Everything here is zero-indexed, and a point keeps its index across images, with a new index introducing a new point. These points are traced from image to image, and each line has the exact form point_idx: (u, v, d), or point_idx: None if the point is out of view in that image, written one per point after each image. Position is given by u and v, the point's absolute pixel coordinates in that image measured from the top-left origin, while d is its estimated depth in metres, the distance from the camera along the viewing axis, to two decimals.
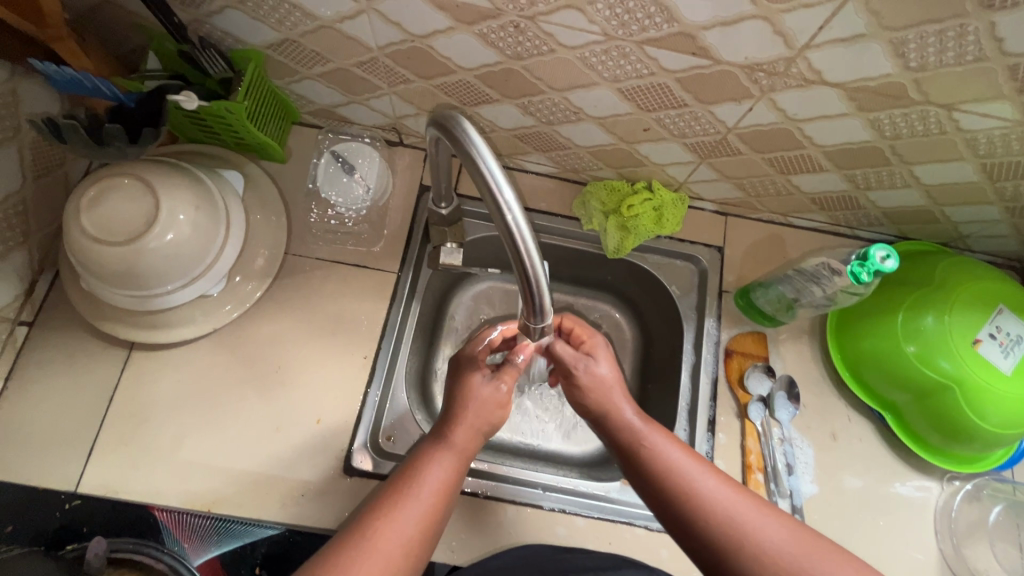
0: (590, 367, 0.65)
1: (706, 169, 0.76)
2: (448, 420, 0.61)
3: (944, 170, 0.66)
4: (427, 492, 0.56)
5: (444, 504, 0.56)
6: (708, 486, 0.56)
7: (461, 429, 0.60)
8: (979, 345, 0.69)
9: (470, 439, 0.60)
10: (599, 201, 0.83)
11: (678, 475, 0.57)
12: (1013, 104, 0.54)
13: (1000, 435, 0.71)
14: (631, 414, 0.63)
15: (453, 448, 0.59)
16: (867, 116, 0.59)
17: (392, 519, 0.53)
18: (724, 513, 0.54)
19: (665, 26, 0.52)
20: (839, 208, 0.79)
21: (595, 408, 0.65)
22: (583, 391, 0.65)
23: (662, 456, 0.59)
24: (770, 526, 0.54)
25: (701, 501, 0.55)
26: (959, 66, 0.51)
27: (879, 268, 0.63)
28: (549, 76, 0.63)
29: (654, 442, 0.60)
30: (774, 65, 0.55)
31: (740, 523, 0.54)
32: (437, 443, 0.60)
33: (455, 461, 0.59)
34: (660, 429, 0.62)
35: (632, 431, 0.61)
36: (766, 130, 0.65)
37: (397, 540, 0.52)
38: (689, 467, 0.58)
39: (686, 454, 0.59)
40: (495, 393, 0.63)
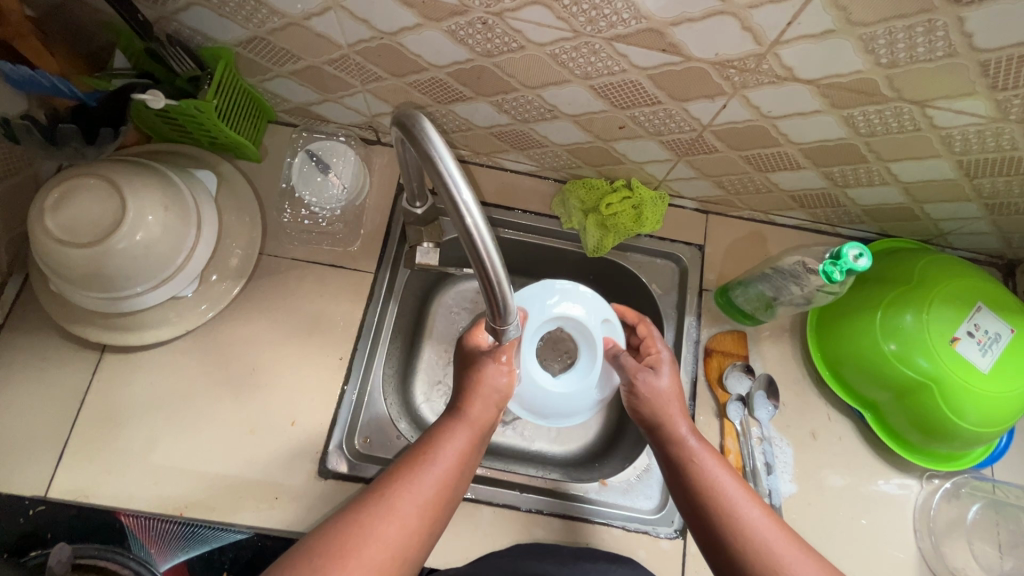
0: (651, 377, 0.67)
1: (684, 167, 0.75)
2: (464, 393, 0.62)
3: (921, 168, 0.66)
4: (442, 460, 0.56)
5: (458, 478, 0.56)
6: (748, 513, 0.56)
7: (476, 402, 0.61)
8: (957, 343, 0.69)
9: (484, 408, 0.61)
10: (578, 199, 0.82)
11: (722, 494, 0.58)
12: (986, 100, 0.53)
13: (979, 433, 0.70)
14: (687, 434, 0.63)
15: (470, 422, 0.60)
16: (841, 112, 0.58)
17: (410, 483, 0.53)
18: (758, 540, 0.54)
19: (633, 22, 0.51)
20: (820, 206, 0.79)
21: (650, 418, 0.65)
22: (646, 398, 0.66)
23: (709, 475, 0.59)
24: (805, 567, 0.53)
25: (738, 526, 0.55)
26: (930, 62, 0.50)
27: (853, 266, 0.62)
28: (521, 73, 0.62)
29: (705, 462, 0.60)
30: (745, 62, 0.54)
31: (776, 556, 0.53)
32: (453, 417, 0.60)
33: (471, 434, 0.59)
34: (714, 453, 0.62)
35: (687, 447, 0.62)
36: (741, 127, 0.64)
37: (414, 503, 0.52)
38: (732, 488, 0.58)
39: (737, 482, 0.59)
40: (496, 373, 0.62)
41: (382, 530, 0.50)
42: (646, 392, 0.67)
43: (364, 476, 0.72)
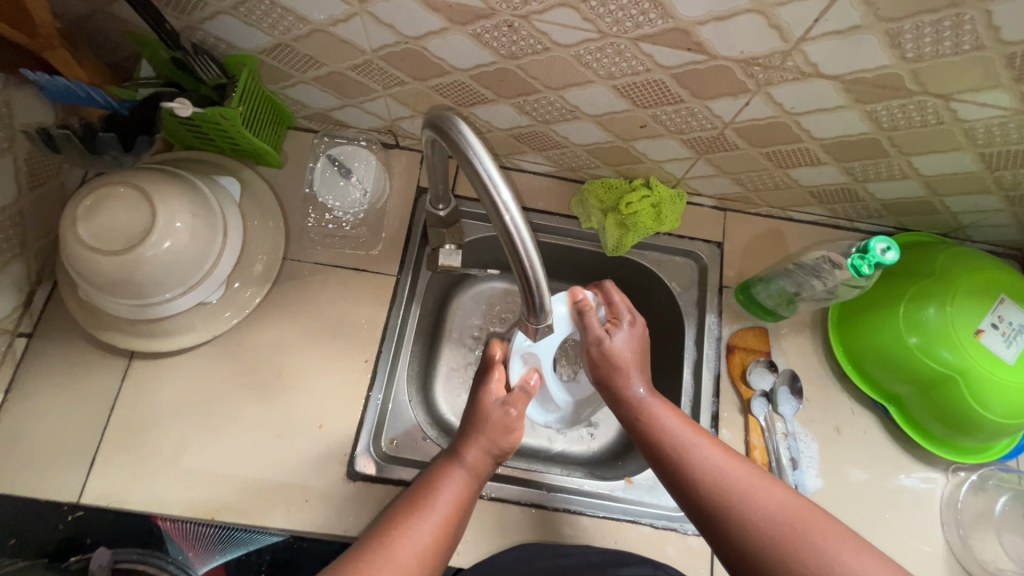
0: (603, 339, 0.66)
1: (704, 165, 0.76)
2: (463, 438, 0.62)
3: (942, 161, 0.66)
4: (439, 508, 0.57)
5: (457, 522, 0.57)
6: (700, 449, 0.59)
7: (474, 450, 0.61)
8: (981, 335, 0.69)
9: (483, 458, 0.61)
10: (597, 199, 0.82)
11: (672, 436, 0.61)
12: (1010, 92, 0.54)
13: (1005, 424, 0.70)
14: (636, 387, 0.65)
15: (467, 468, 0.60)
16: (865, 108, 0.59)
17: (408, 530, 0.54)
18: (711, 472, 0.57)
19: (660, 22, 0.52)
20: (838, 201, 0.79)
21: (603, 380, 0.67)
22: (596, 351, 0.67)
23: (663, 425, 0.62)
24: (760, 490, 0.55)
25: (689, 462, 0.58)
26: (956, 56, 0.50)
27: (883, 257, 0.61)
28: (545, 74, 0.63)
29: (655, 411, 0.63)
30: (770, 59, 0.54)
31: (728, 483, 0.56)
32: (449, 462, 0.61)
33: (468, 481, 0.60)
34: (663, 402, 0.64)
35: (635, 400, 0.64)
36: (764, 124, 0.64)
37: (414, 550, 0.53)
38: (683, 432, 0.61)
39: (686, 425, 0.62)
40: (503, 417, 0.63)
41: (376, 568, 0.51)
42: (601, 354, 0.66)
43: (392, 477, 0.72)
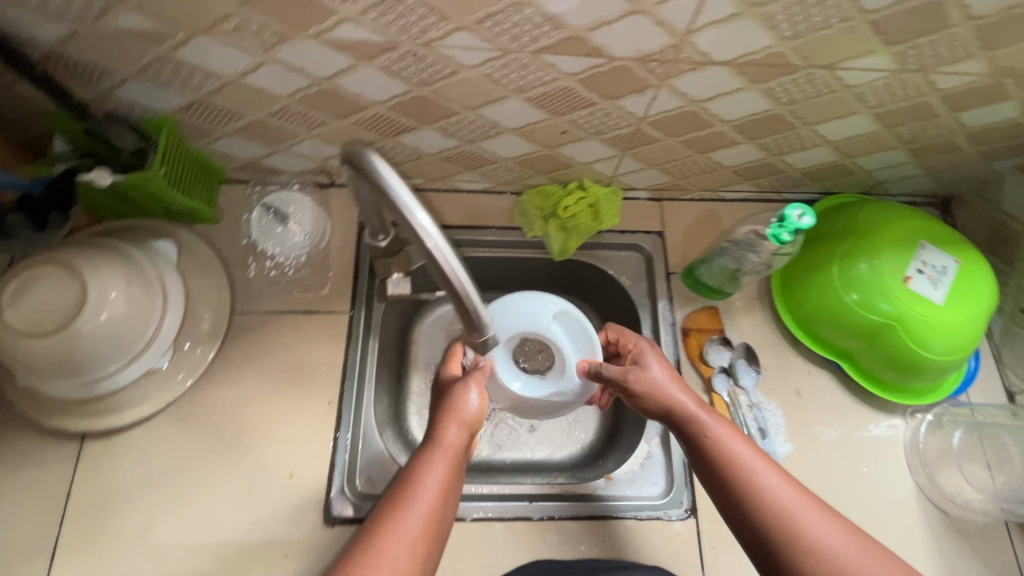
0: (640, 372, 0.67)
1: (630, 160, 0.79)
2: (436, 422, 0.63)
3: (844, 125, 0.70)
4: (423, 494, 0.56)
5: (445, 504, 0.57)
6: (765, 479, 0.57)
7: (449, 428, 0.61)
8: (910, 282, 0.73)
9: (457, 435, 0.61)
10: (536, 207, 0.86)
11: (734, 462, 0.59)
12: (885, 55, 0.58)
13: (947, 361, 0.74)
14: (696, 411, 0.63)
15: (445, 449, 0.60)
16: (761, 87, 0.62)
17: (394, 524, 0.54)
18: (777, 505, 0.55)
19: (554, 33, 0.54)
20: (762, 175, 0.83)
21: (657, 407, 0.65)
22: (641, 389, 0.66)
23: (725, 448, 0.60)
24: (822, 525, 0.54)
25: (755, 490, 0.56)
26: (828, 29, 0.54)
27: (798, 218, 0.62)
28: (459, 96, 0.65)
29: (717, 433, 0.61)
30: (664, 54, 0.57)
31: (795, 520, 0.54)
32: (428, 447, 0.60)
33: (449, 460, 0.59)
34: (726, 424, 0.62)
35: (696, 421, 0.62)
36: (674, 114, 0.68)
37: (402, 543, 0.53)
38: (748, 459, 0.59)
39: (751, 449, 0.60)
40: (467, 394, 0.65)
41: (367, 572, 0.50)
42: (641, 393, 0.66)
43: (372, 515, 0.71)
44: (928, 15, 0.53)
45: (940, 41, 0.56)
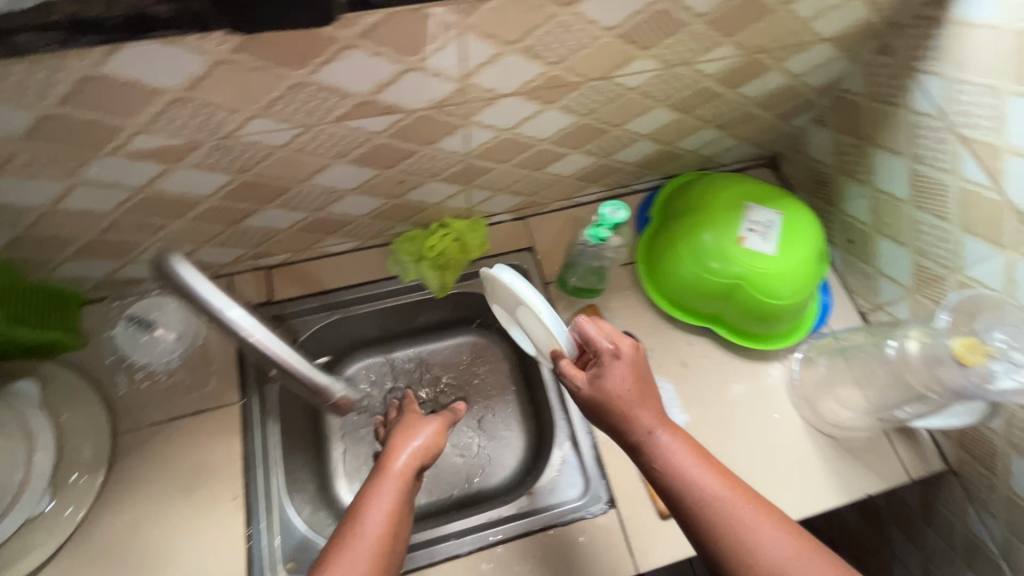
0: (595, 381, 0.61)
1: (477, 191, 0.83)
2: (387, 455, 0.66)
3: (648, 120, 0.78)
4: (370, 524, 0.56)
5: (395, 530, 0.57)
6: (718, 498, 0.56)
7: (399, 458, 0.64)
8: (745, 242, 0.81)
9: (410, 464, 0.64)
10: (406, 253, 0.88)
11: (690, 483, 0.57)
12: (648, 58, 0.65)
13: (797, 302, 0.82)
14: (655, 429, 0.60)
15: (393, 477, 0.62)
16: (557, 105, 0.69)
17: (338, 562, 0.53)
18: (729, 526, 0.55)
19: (345, 101, 0.58)
20: (604, 175, 0.90)
21: (611, 420, 0.61)
22: (595, 398, 0.61)
23: (680, 469, 0.58)
24: (771, 542, 0.54)
25: (709, 510, 0.56)
26: (586, 48, 0.61)
27: (613, 222, 0.64)
28: (284, 172, 0.67)
29: (671, 453, 0.59)
30: (455, 98, 0.62)
31: (745, 540, 0.54)
32: (377, 478, 0.62)
33: (398, 486, 0.61)
34: (683, 442, 0.60)
35: (652, 440, 0.60)
36: (494, 144, 0.73)
37: None
38: (703, 478, 0.57)
39: (707, 469, 0.58)
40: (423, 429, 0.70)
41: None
42: (592, 396, 0.61)
43: None
44: (663, 21, 0.60)
45: (685, 38, 0.64)
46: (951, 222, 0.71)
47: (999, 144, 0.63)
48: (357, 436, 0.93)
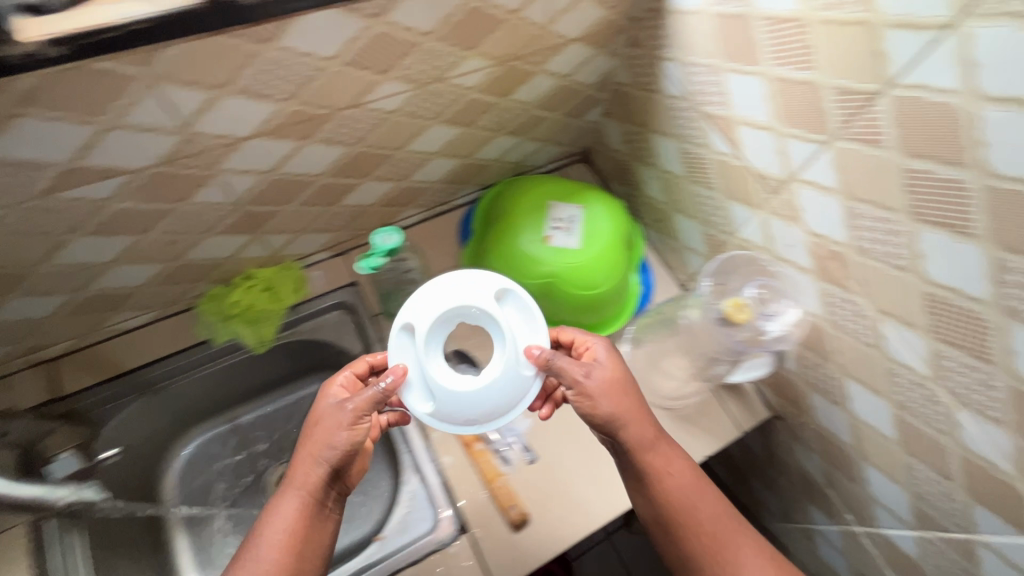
0: (592, 372, 0.63)
1: (275, 236, 0.79)
2: (297, 457, 0.63)
3: (429, 137, 0.77)
4: (271, 536, 0.61)
5: (297, 539, 0.61)
6: (700, 503, 0.65)
7: (303, 466, 0.62)
8: (551, 240, 0.84)
9: (309, 471, 0.61)
10: (213, 312, 0.82)
11: (669, 488, 0.65)
12: (393, 80, 0.64)
13: (614, 286, 0.85)
14: (647, 428, 0.64)
15: (295, 488, 0.62)
16: (316, 139, 0.66)
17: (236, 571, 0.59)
18: (699, 526, 0.64)
19: (43, 172, 0.53)
20: (413, 196, 0.89)
21: (605, 422, 0.63)
22: (592, 400, 0.62)
23: (664, 468, 0.65)
24: (744, 553, 0.62)
25: (684, 509, 0.64)
26: (316, 81, 0.59)
27: (387, 248, 0.63)
28: (9, 257, 0.60)
29: (661, 449, 0.65)
30: (185, 150, 0.58)
31: (713, 538, 0.63)
32: (285, 487, 0.62)
33: (298, 499, 0.61)
34: (666, 444, 0.66)
35: (642, 441, 0.64)
36: (264, 188, 0.69)
37: None
38: (685, 484, 0.65)
39: (687, 470, 0.66)
40: (336, 416, 0.61)
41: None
42: (580, 394, 0.63)
43: None
44: (389, 44, 0.59)
45: (424, 56, 0.64)
46: (718, 190, 0.77)
47: (731, 115, 0.68)
48: (199, 520, 0.91)
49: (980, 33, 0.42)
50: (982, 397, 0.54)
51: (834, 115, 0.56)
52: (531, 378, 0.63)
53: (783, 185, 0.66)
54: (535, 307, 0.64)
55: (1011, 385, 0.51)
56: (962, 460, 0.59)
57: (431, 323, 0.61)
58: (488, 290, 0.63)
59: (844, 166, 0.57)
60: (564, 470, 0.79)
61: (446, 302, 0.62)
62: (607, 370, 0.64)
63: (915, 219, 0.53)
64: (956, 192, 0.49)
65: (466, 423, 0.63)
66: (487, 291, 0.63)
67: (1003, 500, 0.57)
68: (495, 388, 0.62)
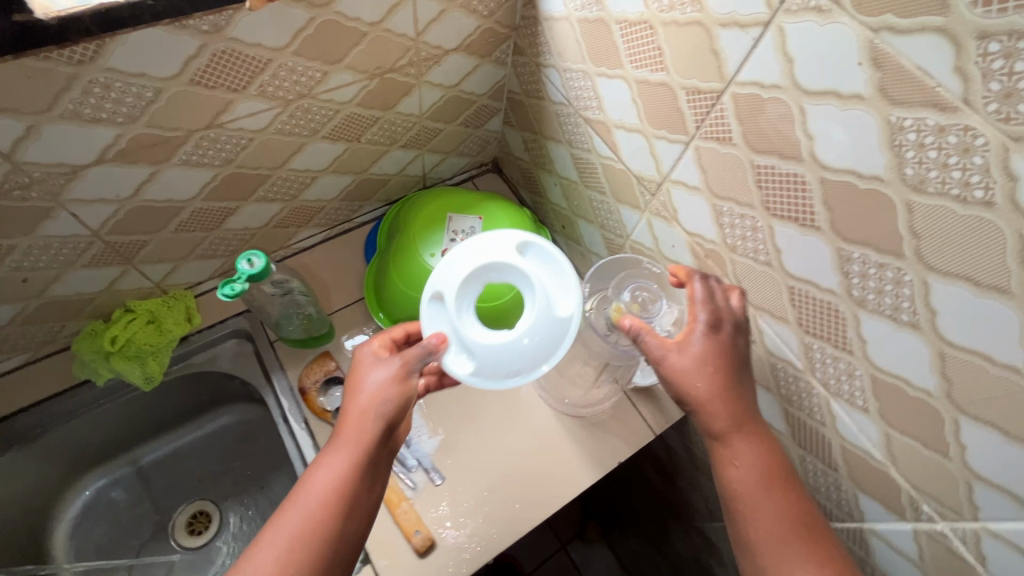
0: (674, 359, 0.58)
1: (153, 266, 0.75)
2: (345, 411, 0.58)
3: (311, 155, 0.75)
4: (307, 499, 0.54)
5: (335, 507, 0.54)
6: (796, 551, 0.54)
7: (352, 421, 0.57)
8: (448, 253, 0.82)
9: (361, 425, 0.56)
10: (91, 351, 0.76)
11: (758, 514, 0.56)
12: (251, 98, 0.62)
13: (518, 296, 0.83)
14: (739, 448, 0.57)
15: (342, 446, 0.56)
16: (174, 162, 0.63)
17: (265, 534, 0.53)
18: (785, 565, 0.54)
19: None
20: (308, 216, 0.86)
21: (687, 405, 0.59)
22: (678, 377, 0.58)
23: (752, 502, 0.56)
24: None
25: (764, 539, 0.55)
26: (157, 102, 0.56)
27: (250, 273, 0.61)
28: None
29: (756, 473, 0.57)
30: (16, 180, 0.55)
31: None
32: (329, 446, 0.57)
33: (344, 457, 0.55)
34: (771, 475, 0.57)
35: (732, 451, 0.58)
36: (124, 216, 0.65)
37: (266, 554, 0.52)
38: (778, 519, 0.55)
39: (785, 507, 0.56)
40: (386, 371, 0.59)
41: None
42: (671, 373, 0.58)
43: None
44: (236, 61, 0.57)
45: (282, 73, 0.61)
46: (608, 194, 0.76)
47: (607, 119, 0.68)
48: None
49: (794, 28, 0.43)
50: (849, 386, 0.55)
51: (690, 114, 0.56)
52: (568, 316, 0.62)
53: (658, 187, 0.66)
54: (561, 259, 0.63)
55: (869, 373, 0.52)
56: (842, 449, 0.60)
57: (461, 284, 0.61)
58: (511, 246, 0.62)
59: (706, 165, 0.57)
60: (470, 490, 0.78)
61: (465, 270, 0.61)
62: (716, 353, 0.58)
63: (769, 215, 0.53)
64: (798, 186, 0.49)
65: (511, 374, 0.61)
66: (510, 249, 0.61)
67: (881, 486, 0.58)
68: (524, 337, 0.60)
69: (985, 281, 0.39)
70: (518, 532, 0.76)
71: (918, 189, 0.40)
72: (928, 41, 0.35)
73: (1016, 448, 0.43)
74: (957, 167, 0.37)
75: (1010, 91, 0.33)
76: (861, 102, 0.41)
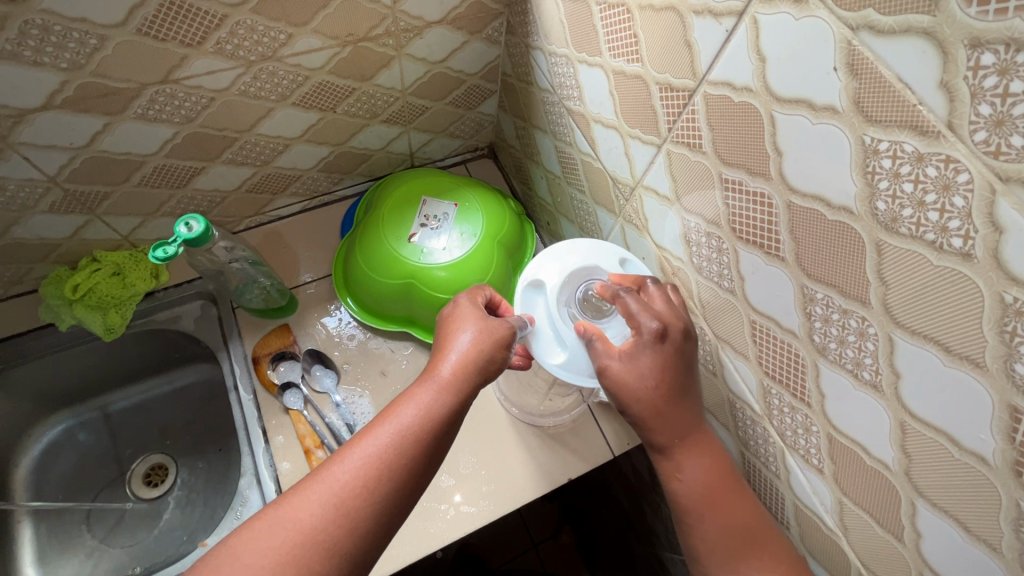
0: (618, 367, 0.52)
1: (120, 219, 0.75)
2: (438, 351, 0.55)
3: (280, 122, 0.72)
4: (396, 427, 0.50)
5: (424, 444, 0.50)
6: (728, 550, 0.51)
7: (450, 360, 0.53)
8: (416, 238, 0.78)
9: (458, 369, 0.53)
10: (56, 298, 0.75)
11: (697, 506, 0.52)
12: (208, 55, 0.59)
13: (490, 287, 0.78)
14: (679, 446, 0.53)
15: (439, 383, 0.52)
16: (129, 115, 0.62)
17: (345, 453, 0.49)
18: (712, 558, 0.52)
19: None
20: (284, 184, 0.84)
21: (638, 416, 0.52)
22: (627, 385, 0.51)
23: (691, 495, 0.52)
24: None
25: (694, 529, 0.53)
26: (103, 51, 0.54)
27: (187, 237, 0.60)
28: None
29: (689, 464, 0.53)
30: None
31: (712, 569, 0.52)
32: (421, 380, 0.53)
33: (438, 394, 0.52)
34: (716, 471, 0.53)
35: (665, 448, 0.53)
36: (82, 165, 0.65)
37: (351, 471, 0.47)
38: (711, 513, 0.52)
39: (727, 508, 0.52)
40: (492, 323, 0.56)
41: (306, 515, 0.45)
42: (614, 385, 0.52)
43: None
44: (187, 15, 0.54)
45: (240, 31, 0.58)
46: (587, 194, 0.71)
47: (587, 112, 0.62)
48: (54, 511, 0.87)
49: (769, 21, 0.36)
50: (806, 441, 0.49)
51: (662, 114, 0.49)
52: None
53: (632, 192, 0.60)
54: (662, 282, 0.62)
55: (827, 432, 0.45)
56: (795, 509, 0.53)
57: (561, 274, 0.61)
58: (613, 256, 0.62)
59: (676, 173, 0.51)
60: None
61: (573, 263, 0.61)
62: (658, 359, 0.51)
63: (735, 237, 0.47)
64: (764, 208, 0.42)
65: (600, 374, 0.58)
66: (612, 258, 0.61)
67: (832, 556, 0.51)
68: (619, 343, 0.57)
69: (956, 349, 0.32)
70: (449, 537, 0.72)
71: (890, 228, 0.33)
72: (911, 46, 0.28)
73: (973, 546, 0.36)
74: (935, 207, 0.30)
75: (1003, 118, 0.26)
76: (835, 115, 0.34)
